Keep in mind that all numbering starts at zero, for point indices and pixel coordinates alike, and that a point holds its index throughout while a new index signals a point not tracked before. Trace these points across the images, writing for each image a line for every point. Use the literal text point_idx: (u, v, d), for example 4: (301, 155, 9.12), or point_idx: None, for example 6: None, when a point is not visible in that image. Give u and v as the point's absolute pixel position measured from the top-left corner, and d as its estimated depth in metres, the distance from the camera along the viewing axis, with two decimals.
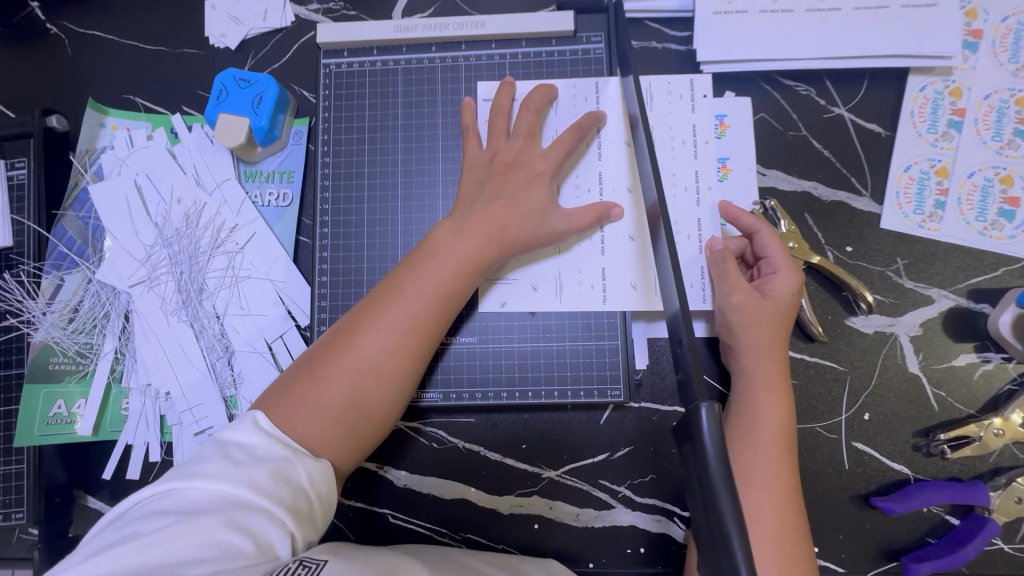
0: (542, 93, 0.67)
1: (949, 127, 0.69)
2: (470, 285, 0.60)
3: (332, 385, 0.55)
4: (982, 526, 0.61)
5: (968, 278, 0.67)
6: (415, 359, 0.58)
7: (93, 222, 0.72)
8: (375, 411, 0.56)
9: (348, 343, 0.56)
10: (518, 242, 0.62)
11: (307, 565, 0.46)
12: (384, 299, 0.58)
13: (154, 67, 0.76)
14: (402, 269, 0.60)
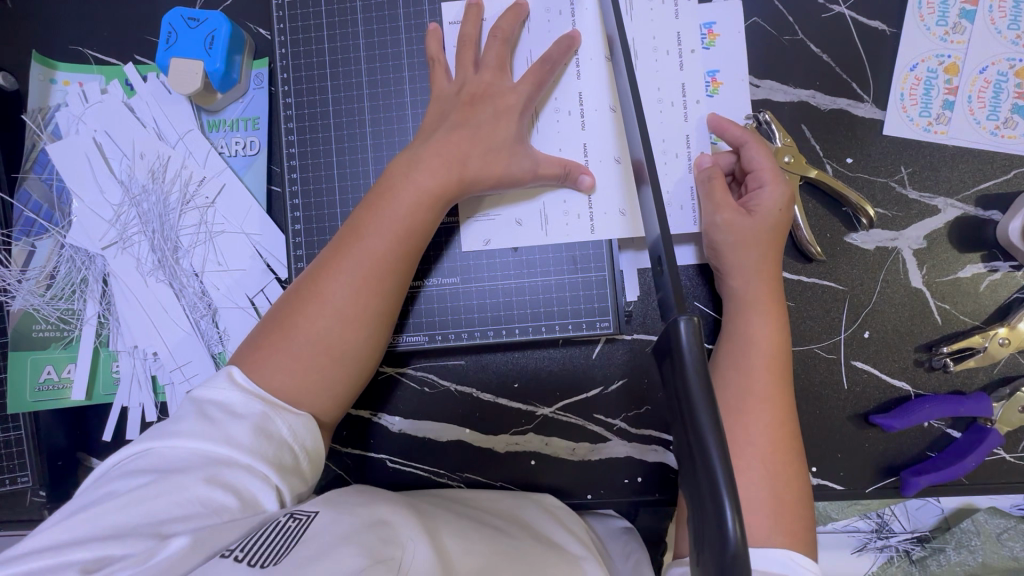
0: (512, 14, 0.61)
1: (961, 18, 0.63)
2: (434, 219, 0.58)
3: (302, 335, 0.54)
4: (985, 436, 0.61)
5: (977, 184, 0.63)
6: (383, 301, 0.56)
7: (56, 185, 0.69)
8: (351, 357, 0.55)
9: (312, 291, 0.55)
10: (486, 176, 0.59)
11: (297, 516, 0.46)
12: (345, 242, 0.56)
13: (98, 12, 0.70)
14: (361, 210, 0.57)
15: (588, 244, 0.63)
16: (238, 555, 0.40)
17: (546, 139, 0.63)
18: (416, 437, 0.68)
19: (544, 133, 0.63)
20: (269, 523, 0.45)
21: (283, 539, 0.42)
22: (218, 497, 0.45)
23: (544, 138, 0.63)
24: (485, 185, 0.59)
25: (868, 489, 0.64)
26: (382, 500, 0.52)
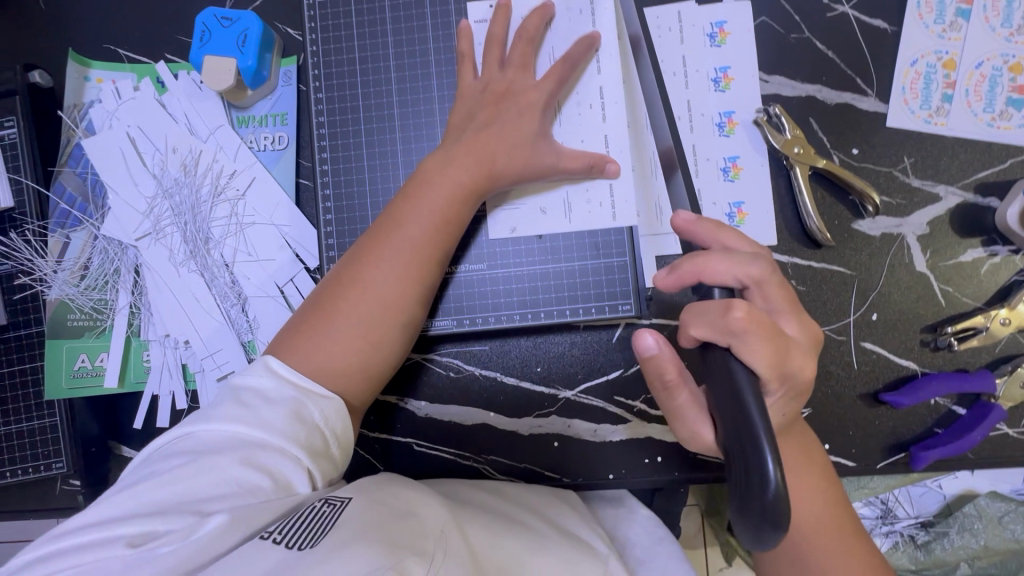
0: (538, 15, 0.64)
1: (957, 17, 0.67)
2: (466, 210, 0.60)
3: (338, 322, 0.56)
4: (989, 411, 0.64)
5: (976, 172, 0.67)
6: (416, 288, 0.58)
7: (91, 178, 0.71)
8: (383, 343, 0.58)
9: (350, 278, 0.57)
10: (512, 168, 0.61)
11: (331, 501, 0.47)
12: (383, 232, 0.58)
13: (132, 13, 0.73)
14: (397, 202, 0.60)
15: (610, 230, 0.65)
16: (277, 538, 0.42)
17: (570, 130, 0.66)
18: (443, 421, 0.70)
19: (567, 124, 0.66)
20: (305, 508, 0.45)
21: (318, 522, 0.44)
22: (256, 478, 0.47)
23: (565, 130, 0.66)
24: (512, 176, 0.62)
25: (878, 465, 0.67)
26: (409, 489, 0.54)
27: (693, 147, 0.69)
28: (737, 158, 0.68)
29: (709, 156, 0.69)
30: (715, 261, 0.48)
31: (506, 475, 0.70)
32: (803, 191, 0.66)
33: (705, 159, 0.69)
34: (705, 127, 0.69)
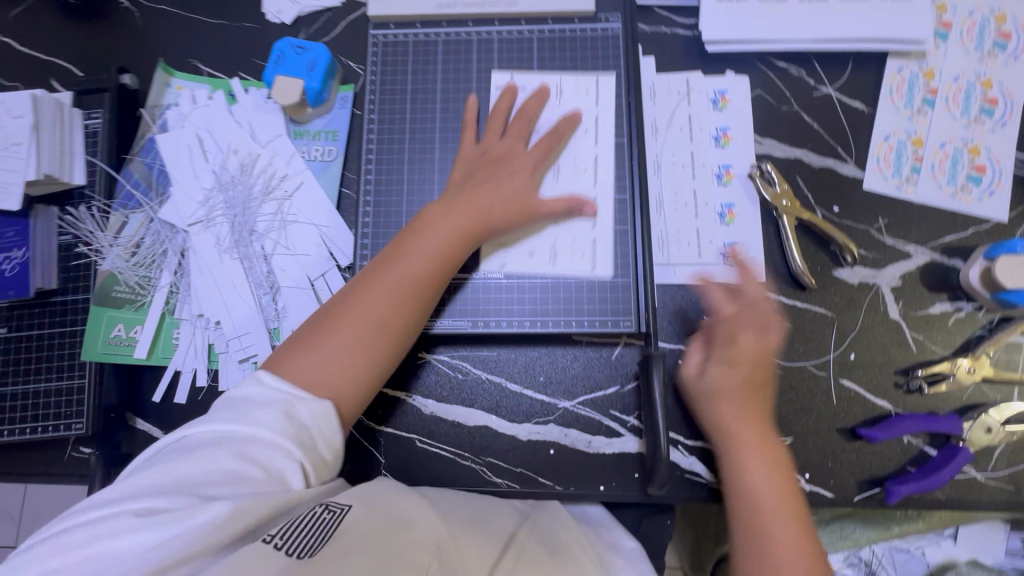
0: (537, 97, 0.75)
1: (924, 104, 0.79)
2: (463, 250, 0.68)
3: (342, 340, 0.61)
4: (956, 453, 0.68)
5: (942, 236, 0.76)
6: (408, 316, 0.64)
7: (157, 168, 0.79)
8: (370, 366, 0.62)
9: (346, 305, 0.63)
10: (502, 218, 0.69)
11: (332, 508, 0.52)
12: (380, 267, 0.65)
13: (217, 37, 0.85)
14: (396, 244, 0.67)
15: (617, 255, 0.73)
16: (278, 543, 0.47)
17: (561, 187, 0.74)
18: (447, 420, 0.74)
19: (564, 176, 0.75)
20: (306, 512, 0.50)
21: (316, 532, 0.49)
22: (254, 473, 0.51)
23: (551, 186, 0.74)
24: (501, 221, 0.69)
25: (855, 498, 0.70)
26: (402, 500, 0.58)
27: (694, 192, 0.78)
28: (732, 205, 0.77)
29: (708, 201, 0.78)
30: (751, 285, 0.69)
31: (502, 478, 0.73)
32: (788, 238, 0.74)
33: (704, 203, 0.78)
34: (706, 177, 0.78)
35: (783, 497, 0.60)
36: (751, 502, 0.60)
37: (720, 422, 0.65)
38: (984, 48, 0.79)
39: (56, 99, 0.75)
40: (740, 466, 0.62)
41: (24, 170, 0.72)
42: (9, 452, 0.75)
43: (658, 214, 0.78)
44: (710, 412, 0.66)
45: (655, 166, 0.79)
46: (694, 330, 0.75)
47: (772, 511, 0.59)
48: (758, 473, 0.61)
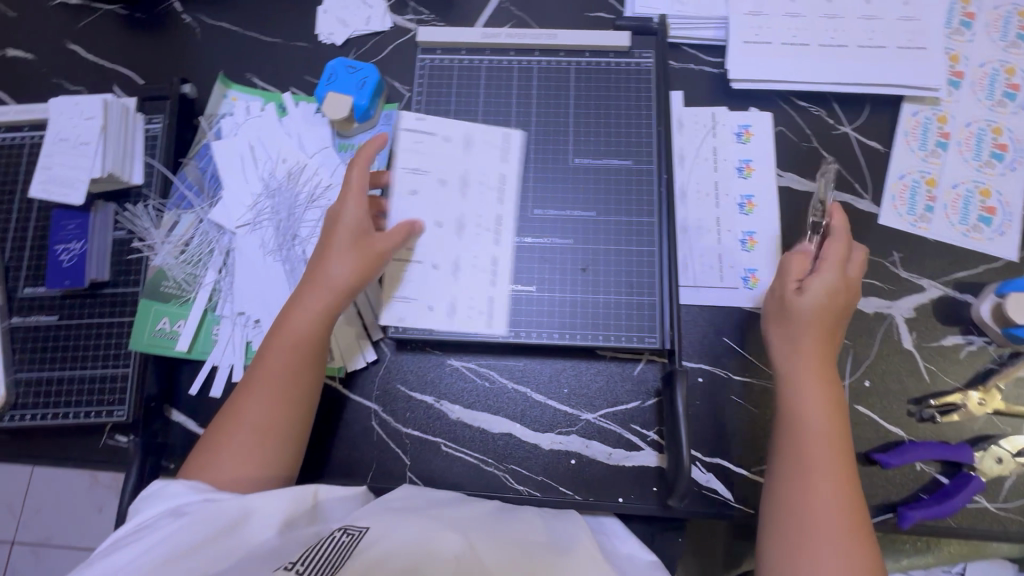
0: (367, 152, 0.73)
1: (937, 147, 0.83)
2: (302, 360, 0.67)
3: (243, 419, 0.64)
4: (968, 481, 0.70)
5: (954, 272, 0.79)
6: (290, 416, 0.66)
7: (210, 172, 0.84)
8: (269, 463, 0.64)
9: (240, 407, 0.64)
10: (307, 324, 0.67)
11: (349, 533, 0.54)
12: (256, 369, 0.66)
13: (272, 54, 0.90)
14: (267, 340, 0.68)
15: (643, 274, 0.77)
16: (299, 568, 0.47)
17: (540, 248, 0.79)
18: (473, 426, 0.77)
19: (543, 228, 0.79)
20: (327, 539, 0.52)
21: (336, 552, 0.50)
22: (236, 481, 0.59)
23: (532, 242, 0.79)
24: (337, 294, 0.68)
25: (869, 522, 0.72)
26: (426, 515, 0.61)
27: (718, 220, 0.82)
28: (753, 233, 0.81)
29: (731, 229, 0.81)
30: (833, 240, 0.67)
31: (524, 486, 0.75)
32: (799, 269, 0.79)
33: (726, 229, 0.82)
34: (729, 205, 0.82)
35: (829, 462, 0.59)
36: (795, 467, 0.60)
37: (786, 369, 0.65)
38: (994, 97, 0.84)
39: (123, 104, 0.81)
40: (794, 431, 0.62)
41: (90, 168, 0.77)
42: (50, 436, 0.78)
43: (683, 239, 0.82)
44: (786, 366, 0.65)
45: (681, 193, 0.83)
46: (714, 350, 0.78)
47: (824, 510, 0.57)
48: (821, 484, 0.58)
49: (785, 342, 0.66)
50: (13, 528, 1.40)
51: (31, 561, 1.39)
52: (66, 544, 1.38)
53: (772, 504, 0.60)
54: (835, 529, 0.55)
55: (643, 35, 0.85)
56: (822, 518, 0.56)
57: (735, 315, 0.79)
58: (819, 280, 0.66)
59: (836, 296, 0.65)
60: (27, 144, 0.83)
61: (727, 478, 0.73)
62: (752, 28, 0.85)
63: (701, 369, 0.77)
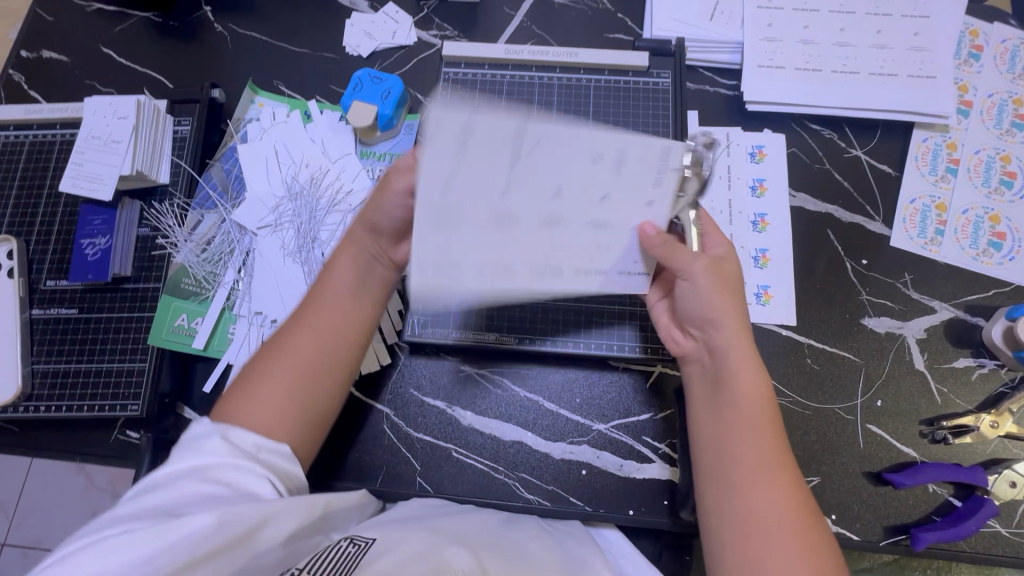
0: None
1: (947, 172, 0.85)
2: (356, 305, 0.66)
3: (286, 351, 0.62)
4: (982, 505, 0.69)
5: (965, 295, 0.80)
6: (331, 362, 0.64)
7: (234, 174, 0.86)
8: (302, 407, 0.61)
9: (281, 346, 0.63)
10: (369, 276, 0.67)
11: (355, 543, 0.54)
12: (308, 310, 0.65)
13: (299, 64, 0.93)
14: (322, 285, 0.67)
15: None
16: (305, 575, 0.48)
17: (575, 273, 0.57)
18: (485, 433, 0.77)
19: (602, 269, 0.58)
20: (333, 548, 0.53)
21: (342, 562, 0.50)
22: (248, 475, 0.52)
23: (571, 262, 0.56)
24: (395, 245, 0.67)
25: (881, 543, 0.71)
26: (430, 527, 0.60)
27: (732, 236, 0.83)
28: (766, 250, 0.82)
29: (745, 246, 0.83)
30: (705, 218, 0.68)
31: (533, 495, 0.75)
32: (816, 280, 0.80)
33: (740, 246, 0.83)
34: (742, 223, 0.84)
35: (758, 404, 0.59)
36: (737, 415, 0.59)
37: (711, 310, 0.62)
38: (1002, 126, 0.86)
39: (155, 105, 0.82)
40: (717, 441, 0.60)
41: (120, 165, 0.78)
42: (62, 429, 0.78)
43: None
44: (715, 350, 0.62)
45: None
46: None
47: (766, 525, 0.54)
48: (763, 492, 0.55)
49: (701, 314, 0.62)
50: (6, 529, 1.37)
51: (19, 563, 1.36)
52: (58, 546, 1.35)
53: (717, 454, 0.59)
54: (772, 470, 0.56)
55: (661, 57, 0.87)
56: (762, 462, 0.57)
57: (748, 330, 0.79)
58: (715, 244, 0.65)
59: (718, 260, 0.63)
60: (58, 141, 0.85)
61: None
62: (767, 53, 0.87)
63: None
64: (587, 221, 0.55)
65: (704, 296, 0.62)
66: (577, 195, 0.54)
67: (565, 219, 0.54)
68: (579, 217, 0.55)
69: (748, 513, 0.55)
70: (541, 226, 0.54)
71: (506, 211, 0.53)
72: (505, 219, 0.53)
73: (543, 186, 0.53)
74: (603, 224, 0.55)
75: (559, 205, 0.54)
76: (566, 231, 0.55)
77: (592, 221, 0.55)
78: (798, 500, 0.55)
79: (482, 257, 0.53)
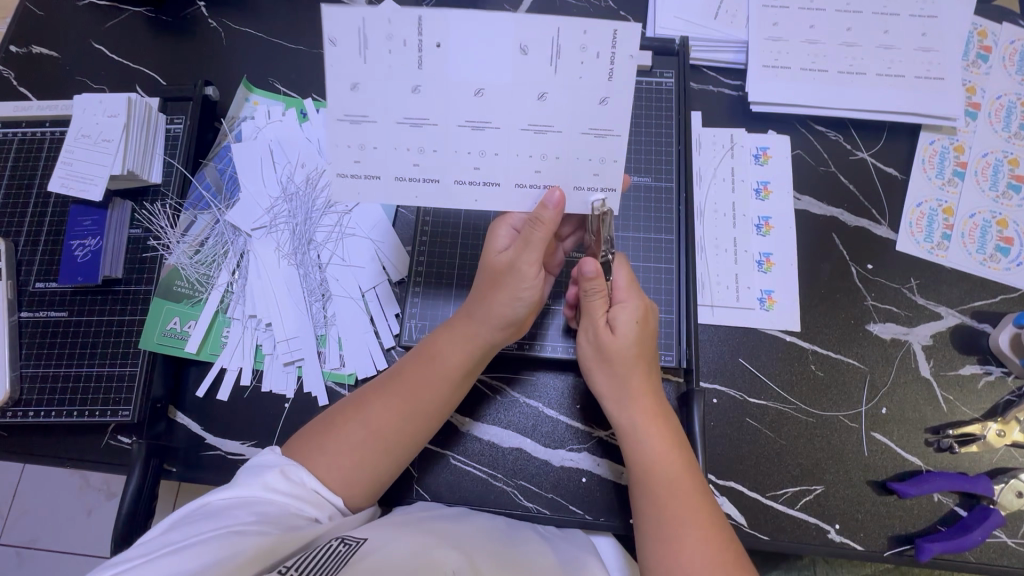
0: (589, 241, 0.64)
1: (954, 175, 0.84)
2: (443, 386, 0.64)
3: (366, 417, 0.61)
4: (988, 515, 0.68)
5: (972, 301, 0.79)
6: (408, 434, 0.62)
7: (228, 174, 0.85)
8: (374, 471, 0.61)
9: (362, 409, 0.62)
10: (458, 357, 0.64)
11: (347, 543, 0.52)
12: (394, 378, 0.64)
13: (295, 61, 0.91)
14: (414, 357, 0.66)
15: (660, 291, 0.76)
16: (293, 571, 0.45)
17: (575, 190, 0.57)
18: (484, 439, 0.75)
19: (602, 180, 0.56)
20: (324, 545, 0.50)
21: (333, 559, 0.48)
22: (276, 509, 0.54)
23: (569, 180, 0.57)
24: (488, 326, 0.64)
25: (886, 553, 0.70)
26: (428, 531, 0.58)
27: (734, 240, 0.82)
28: (770, 254, 0.81)
29: (748, 250, 0.81)
30: (615, 268, 0.65)
31: (533, 503, 0.73)
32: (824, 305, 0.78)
33: (744, 250, 0.81)
34: (746, 226, 0.82)
35: (665, 470, 0.60)
36: (641, 484, 0.60)
37: (613, 391, 0.65)
38: (1010, 129, 0.85)
39: (146, 103, 0.80)
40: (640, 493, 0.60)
41: (110, 165, 0.76)
42: (52, 434, 0.76)
43: (701, 258, 0.81)
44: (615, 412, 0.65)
45: (698, 212, 0.83)
46: (729, 371, 0.76)
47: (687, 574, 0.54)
48: (685, 542, 0.55)
49: (602, 383, 0.66)
50: None
51: (14, 563, 1.34)
52: (53, 547, 1.34)
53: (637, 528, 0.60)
54: (691, 530, 0.56)
55: (664, 56, 0.85)
56: (671, 523, 0.57)
57: (752, 336, 0.78)
58: (623, 315, 0.64)
59: (609, 336, 0.64)
60: (48, 139, 0.83)
61: (740, 503, 0.72)
62: (772, 52, 0.86)
63: (715, 389, 0.76)
64: (585, 129, 0.53)
65: (596, 379, 0.66)
66: (568, 101, 0.52)
67: (557, 128, 0.53)
68: (572, 126, 0.53)
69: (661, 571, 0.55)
70: (538, 153, 0.55)
71: (486, 117, 0.52)
72: (493, 148, 0.54)
73: (524, 93, 0.51)
74: (603, 130, 0.53)
75: (550, 112, 0.52)
76: (561, 141, 0.54)
77: (591, 129, 0.53)
78: (719, 558, 0.54)
79: (461, 122, 0.53)
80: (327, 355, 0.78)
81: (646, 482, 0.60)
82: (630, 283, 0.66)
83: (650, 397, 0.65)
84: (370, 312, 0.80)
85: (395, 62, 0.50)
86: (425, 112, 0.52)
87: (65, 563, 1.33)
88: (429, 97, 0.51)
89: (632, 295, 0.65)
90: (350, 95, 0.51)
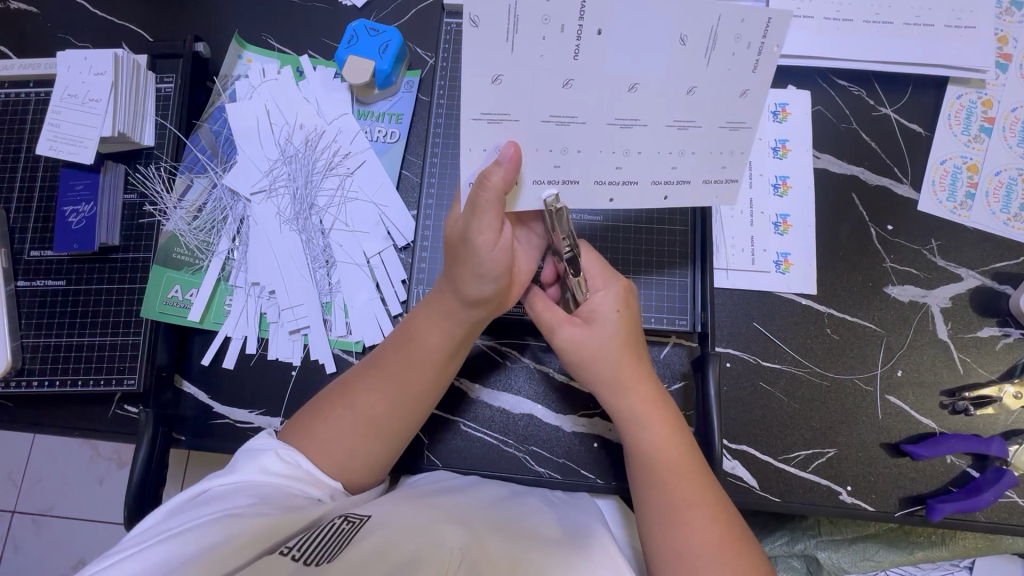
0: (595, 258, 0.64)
1: (980, 132, 0.80)
2: (427, 369, 0.61)
3: (353, 406, 0.59)
4: (1001, 476, 0.68)
5: (993, 263, 0.77)
6: (401, 419, 0.60)
7: (223, 136, 0.81)
8: (372, 455, 0.60)
9: (350, 398, 0.60)
10: (437, 338, 0.60)
11: (350, 520, 0.52)
12: (380, 365, 0.61)
13: (289, 14, 0.85)
14: (395, 341, 0.62)
15: (675, 254, 0.75)
16: (295, 554, 0.45)
17: (626, 178, 0.55)
18: (493, 406, 0.75)
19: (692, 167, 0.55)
20: (327, 524, 0.50)
21: (336, 539, 0.48)
22: (277, 492, 0.54)
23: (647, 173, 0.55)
24: (460, 305, 0.58)
25: (896, 513, 0.71)
26: (434, 504, 0.58)
27: (751, 201, 0.79)
28: (787, 216, 0.78)
29: (763, 210, 0.79)
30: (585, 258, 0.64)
31: (543, 468, 0.73)
32: (843, 277, 0.76)
33: (758, 210, 0.79)
34: (763, 187, 0.80)
35: (670, 456, 0.59)
36: (643, 469, 0.60)
37: (621, 384, 0.62)
38: None
39: (133, 59, 0.76)
40: (643, 477, 0.59)
41: (100, 126, 0.73)
42: (58, 405, 0.76)
43: (716, 220, 0.79)
44: (610, 400, 0.62)
45: None
46: (743, 334, 0.75)
47: (698, 556, 0.54)
48: (696, 527, 0.55)
49: (597, 375, 0.62)
50: (15, 497, 1.37)
51: (31, 529, 1.37)
52: (70, 512, 1.36)
53: (639, 508, 0.60)
54: (695, 509, 0.56)
55: None
56: (680, 510, 0.56)
57: (766, 299, 0.76)
58: (604, 300, 0.62)
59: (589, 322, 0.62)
60: (33, 100, 0.79)
61: (753, 466, 0.71)
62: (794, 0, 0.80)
63: (729, 353, 0.74)
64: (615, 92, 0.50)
65: (587, 371, 0.63)
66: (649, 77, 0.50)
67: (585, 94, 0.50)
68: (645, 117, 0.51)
69: (668, 550, 0.55)
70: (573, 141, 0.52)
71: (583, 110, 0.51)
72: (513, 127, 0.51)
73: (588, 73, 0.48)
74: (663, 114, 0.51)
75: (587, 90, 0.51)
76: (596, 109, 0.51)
77: (674, 122, 0.52)
78: (723, 531, 0.55)
79: (477, 114, 0.49)
80: (333, 323, 0.76)
81: (652, 468, 0.59)
82: (605, 269, 0.64)
83: (653, 387, 0.63)
84: (375, 277, 0.78)
85: (551, 50, 0.47)
86: (574, 109, 0.50)
87: (84, 526, 1.36)
88: (584, 91, 0.49)
89: (609, 279, 0.63)
90: (492, 89, 0.48)
